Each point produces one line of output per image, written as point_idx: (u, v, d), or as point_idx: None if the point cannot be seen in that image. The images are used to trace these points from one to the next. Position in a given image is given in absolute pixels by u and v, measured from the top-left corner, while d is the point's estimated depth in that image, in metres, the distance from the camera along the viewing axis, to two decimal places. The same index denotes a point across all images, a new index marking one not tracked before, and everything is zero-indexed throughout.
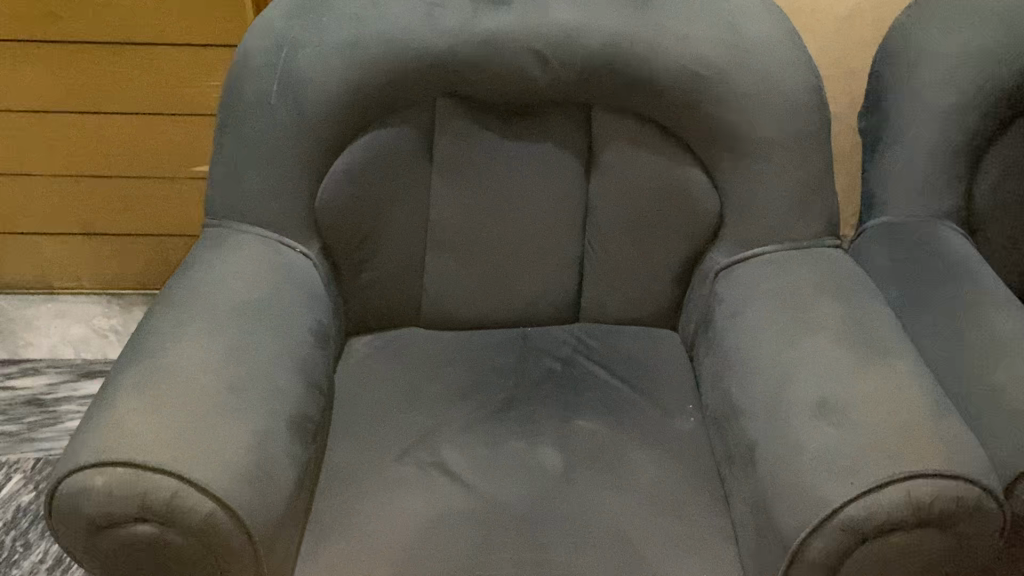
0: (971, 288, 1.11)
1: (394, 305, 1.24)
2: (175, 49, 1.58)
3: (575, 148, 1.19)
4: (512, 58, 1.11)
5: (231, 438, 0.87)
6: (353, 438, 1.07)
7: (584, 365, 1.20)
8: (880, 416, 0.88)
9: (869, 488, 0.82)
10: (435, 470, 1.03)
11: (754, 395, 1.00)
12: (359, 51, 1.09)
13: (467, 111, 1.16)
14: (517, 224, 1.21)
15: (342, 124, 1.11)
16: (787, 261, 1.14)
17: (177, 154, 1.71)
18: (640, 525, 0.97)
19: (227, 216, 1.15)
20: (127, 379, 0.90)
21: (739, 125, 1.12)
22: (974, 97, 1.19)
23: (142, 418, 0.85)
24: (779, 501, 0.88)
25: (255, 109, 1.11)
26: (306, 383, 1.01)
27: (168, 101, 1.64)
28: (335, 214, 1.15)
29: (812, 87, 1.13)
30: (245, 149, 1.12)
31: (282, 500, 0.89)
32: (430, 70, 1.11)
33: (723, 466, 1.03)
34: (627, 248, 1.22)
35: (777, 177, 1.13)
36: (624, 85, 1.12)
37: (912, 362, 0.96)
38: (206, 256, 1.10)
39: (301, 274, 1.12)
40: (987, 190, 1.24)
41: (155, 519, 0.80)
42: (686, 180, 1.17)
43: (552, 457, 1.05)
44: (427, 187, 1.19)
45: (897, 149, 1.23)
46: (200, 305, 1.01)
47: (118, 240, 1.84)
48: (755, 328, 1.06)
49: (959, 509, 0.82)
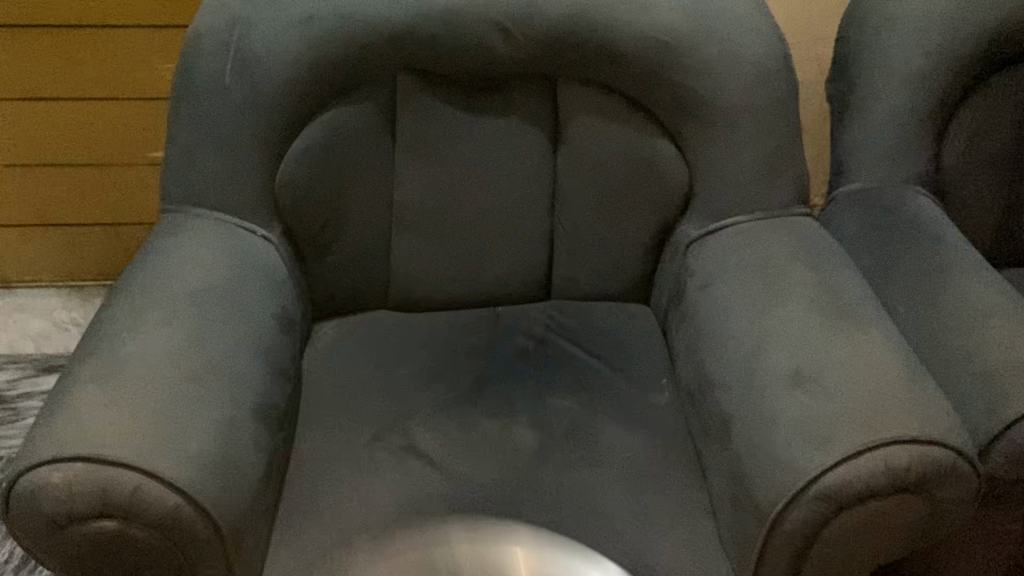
0: (942, 251, 1.10)
1: (361, 287, 1.21)
2: (123, 29, 1.54)
3: (541, 122, 1.17)
4: (474, 30, 1.09)
5: (195, 429, 0.84)
6: (322, 426, 1.05)
7: (556, 343, 1.18)
8: (855, 383, 0.88)
9: (846, 455, 0.81)
10: (408, 455, 1.01)
11: (727, 365, 0.99)
12: (314, 27, 1.06)
13: (428, 86, 1.14)
14: (483, 201, 1.18)
15: (301, 101, 1.08)
16: (758, 229, 1.12)
17: (131, 139, 1.66)
18: (616, 502, 0.95)
19: (183, 202, 1.11)
20: (84, 371, 0.87)
21: (704, 92, 1.10)
22: (938, 58, 1.18)
23: (98, 411, 0.82)
24: (756, 472, 0.87)
25: (208, 88, 1.07)
26: (271, 369, 0.99)
27: (119, 84, 1.60)
28: (296, 197, 1.12)
29: (777, 51, 1.11)
30: (200, 130, 1.08)
31: (249, 490, 0.86)
32: (390, 45, 1.08)
33: (699, 439, 1.03)
34: (596, 223, 1.20)
35: (747, 146, 1.12)
36: (588, 55, 1.10)
37: (886, 328, 0.96)
38: (160, 243, 1.06)
39: (260, 258, 1.08)
40: (956, 155, 1.24)
41: (119, 514, 0.78)
42: (654, 152, 1.15)
43: (526, 437, 1.03)
44: (389, 166, 1.16)
45: (863, 113, 1.22)
46: (159, 293, 0.98)
47: (77, 231, 1.78)
48: (727, 299, 1.05)
49: (933, 473, 0.81)
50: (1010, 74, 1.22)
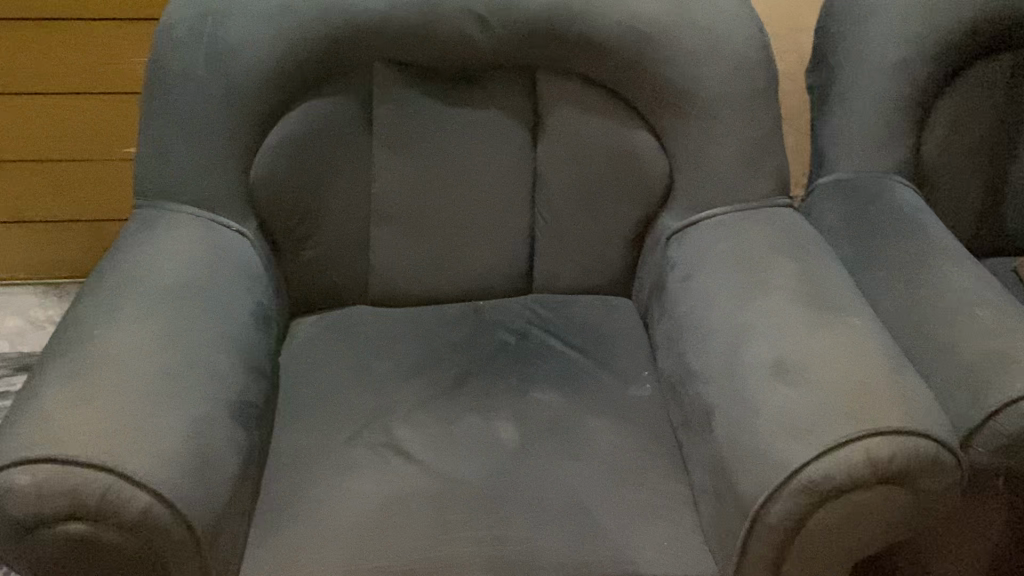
0: (924, 242, 1.10)
1: (340, 283, 1.19)
2: (95, 23, 1.51)
3: (520, 114, 1.15)
4: (451, 21, 1.07)
5: (168, 428, 0.82)
6: (300, 423, 1.03)
7: (538, 337, 1.17)
8: (837, 373, 0.87)
9: (827, 447, 0.81)
10: (387, 451, 0.99)
11: (708, 357, 0.98)
12: (288, 17, 1.04)
13: (405, 78, 1.12)
14: (462, 195, 1.17)
15: (276, 94, 1.06)
16: (740, 220, 1.11)
17: (104, 135, 1.64)
18: (599, 496, 0.95)
19: (156, 196, 1.09)
20: (55, 371, 0.85)
21: (684, 82, 1.09)
22: (918, 48, 1.18)
23: (69, 411, 0.80)
24: (739, 465, 0.86)
25: (181, 80, 1.05)
26: (247, 366, 0.97)
27: (92, 78, 1.57)
28: (271, 191, 1.10)
29: (757, 40, 1.10)
30: (172, 123, 1.06)
31: (224, 490, 0.85)
32: (367, 36, 1.07)
33: (681, 432, 1.02)
34: (576, 215, 1.19)
35: (728, 136, 1.11)
36: (568, 45, 1.09)
37: (867, 319, 0.95)
38: (133, 238, 1.04)
39: (236, 253, 1.07)
40: (937, 144, 1.24)
41: (88, 516, 0.76)
42: (634, 143, 1.14)
43: (507, 432, 1.02)
44: (367, 159, 1.14)
45: (843, 103, 1.21)
46: (131, 290, 0.96)
47: (50, 227, 1.75)
48: (709, 291, 1.04)
49: (915, 465, 0.81)
50: (992, 62, 1.22)
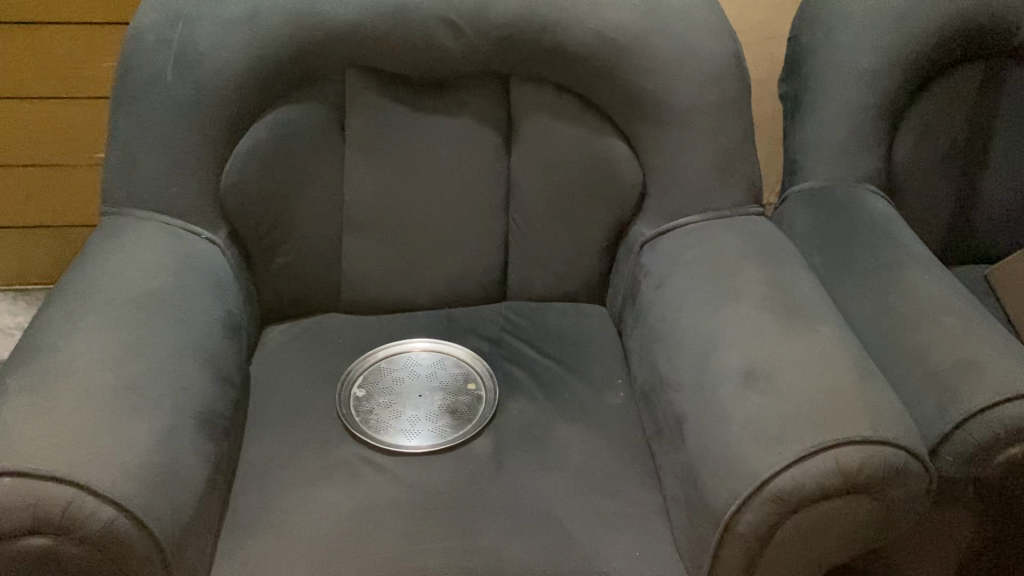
0: (894, 250, 1.11)
1: (312, 289, 1.19)
2: (60, 27, 1.49)
3: (493, 122, 1.15)
4: (423, 28, 1.06)
5: (132, 440, 0.81)
6: (270, 432, 1.02)
7: (511, 345, 1.17)
8: (807, 382, 0.87)
9: (797, 457, 0.81)
10: (358, 461, 0.98)
11: (680, 366, 0.98)
12: (257, 23, 1.03)
13: (378, 85, 1.11)
14: (434, 202, 1.17)
15: (246, 101, 1.05)
16: (711, 229, 1.12)
17: (70, 139, 1.62)
18: (570, 506, 0.94)
19: (123, 203, 1.07)
20: (16, 381, 0.84)
21: (657, 91, 1.09)
22: (889, 58, 1.18)
23: (30, 422, 0.79)
24: (709, 473, 0.86)
25: (148, 86, 1.04)
26: (215, 375, 0.96)
27: (58, 82, 1.55)
28: (242, 198, 1.09)
29: (730, 49, 1.11)
30: (140, 129, 1.05)
31: (190, 502, 0.84)
32: (339, 43, 1.06)
33: (653, 440, 1.02)
34: (550, 222, 1.19)
35: (700, 144, 1.11)
36: (541, 53, 1.09)
37: (837, 327, 0.96)
38: (99, 246, 1.02)
39: (205, 261, 1.06)
40: (907, 153, 1.25)
41: (49, 531, 0.74)
42: (607, 151, 1.14)
43: (479, 441, 1.02)
44: (339, 165, 1.13)
45: (815, 113, 1.22)
46: (97, 298, 0.94)
47: (17, 233, 1.73)
48: (681, 299, 1.04)
49: (885, 474, 0.81)
50: (961, 72, 1.23)
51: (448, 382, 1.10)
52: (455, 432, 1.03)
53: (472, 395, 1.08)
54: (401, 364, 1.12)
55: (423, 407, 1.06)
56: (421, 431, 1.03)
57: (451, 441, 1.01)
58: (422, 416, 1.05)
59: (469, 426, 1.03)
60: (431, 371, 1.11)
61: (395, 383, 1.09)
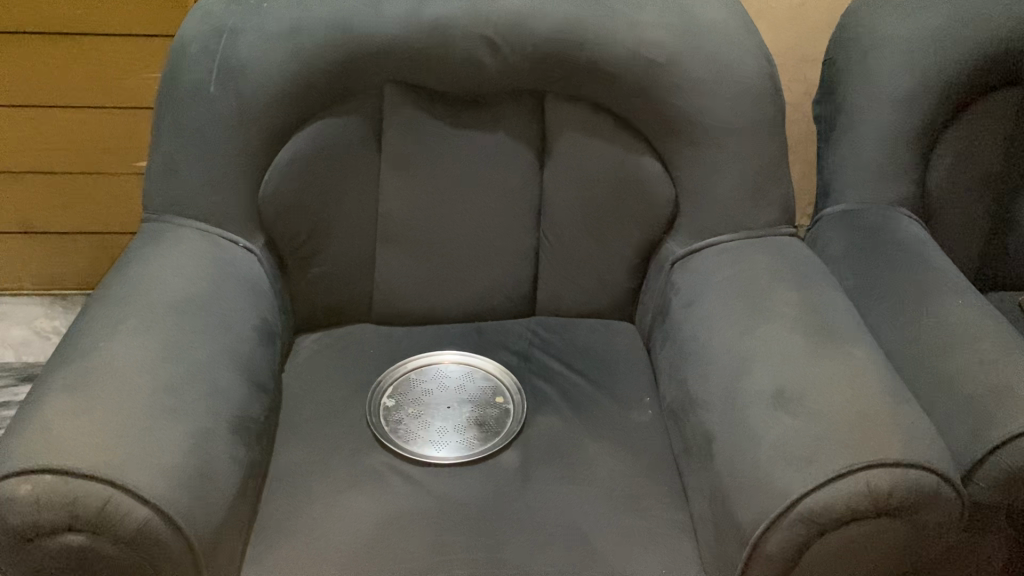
0: (927, 275, 1.10)
1: (345, 299, 1.20)
2: (106, 38, 1.52)
3: (527, 139, 1.16)
4: (462, 45, 1.08)
5: (168, 442, 0.83)
6: (300, 439, 1.03)
7: (540, 361, 1.18)
8: (838, 404, 0.87)
9: (827, 478, 0.81)
10: (387, 471, 0.99)
11: (711, 385, 0.98)
12: (300, 37, 1.05)
13: (416, 100, 1.13)
14: (467, 215, 1.18)
15: (286, 113, 1.07)
16: (742, 249, 1.12)
17: (114, 148, 1.65)
18: (597, 522, 0.94)
19: (165, 210, 1.10)
20: (58, 380, 0.86)
21: (692, 110, 1.09)
22: (925, 83, 1.18)
23: (70, 421, 0.81)
24: (738, 492, 0.86)
25: (192, 96, 1.06)
26: (249, 381, 0.98)
27: (102, 92, 1.58)
28: (279, 208, 1.11)
29: (765, 70, 1.11)
30: (183, 138, 1.07)
31: (222, 506, 0.85)
32: (378, 58, 1.08)
33: (681, 458, 1.01)
34: (581, 239, 1.20)
35: (734, 165, 1.11)
36: (577, 71, 1.10)
37: (870, 350, 0.95)
38: (140, 252, 1.05)
39: (242, 269, 1.07)
40: (942, 177, 1.24)
41: (86, 529, 0.76)
42: (640, 170, 1.15)
43: (507, 455, 1.02)
44: (375, 179, 1.15)
45: (849, 135, 1.22)
46: (137, 302, 0.96)
47: (60, 238, 1.77)
48: (712, 318, 1.04)
49: (915, 498, 0.81)
50: (1001, 97, 1.22)
51: (477, 396, 1.10)
52: (483, 444, 1.03)
53: (500, 408, 1.09)
54: (431, 376, 1.13)
55: (451, 418, 1.07)
56: (449, 442, 1.03)
57: (479, 454, 1.01)
58: (451, 427, 1.06)
59: (497, 438, 1.04)
60: (460, 384, 1.12)
61: (425, 395, 1.10)
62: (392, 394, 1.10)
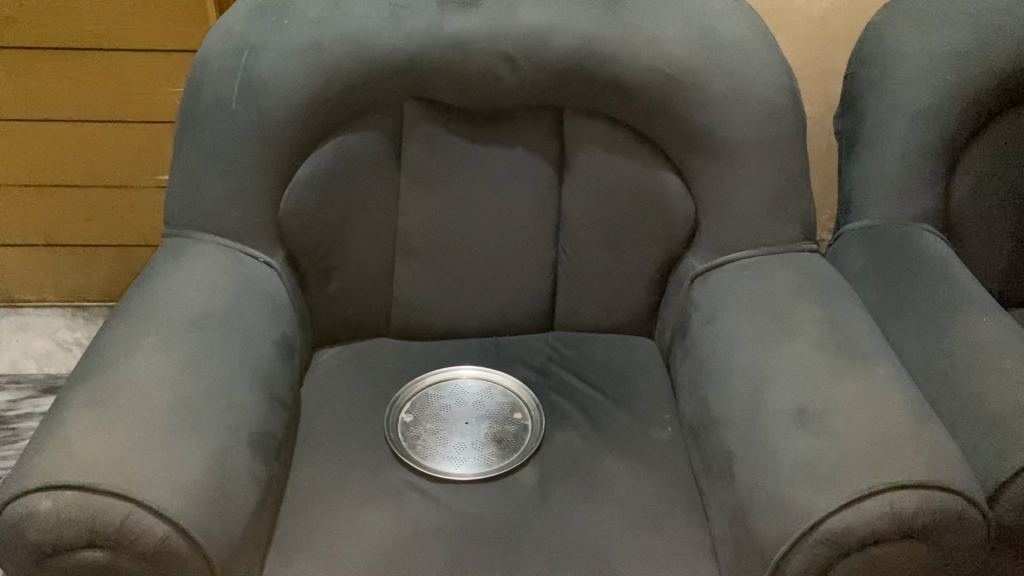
0: (951, 291, 1.09)
1: (364, 314, 1.21)
2: (129, 54, 1.54)
3: (546, 154, 1.16)
4: (481, 61, 1.08)
5: (187, 457, 0.83)
6: (319, 454, 1.04)
7: (558, 376, 1.17)
8: (861, 423, 0.86)
9: (850, 499, 0.80)
10: (405, 487, 0.99)
11: (731, 402, 0.97)
12: (320, 53, 1.05)
13: (435, 115, 1.13)
14: (486, 230, 1.18)
15: (307, 129, 1.07)
16: (763, 265, 1.11)
17: (137, 161, 1.67)
18: (616, 540, 0.93)
19: (185, 225, 1.10)
20: (79, 395, 0.86)
21: (712, 126, 1.09)
22: (949, 97, 1.17)
23: (91, 436, 0.81)
24: (759, 512, 0.85)
25: (213, 112, 1.07)
26: (268, 397, 0.98)
27: (125, 107, 1.60)
28: (299, 223, 1.11)
29: (786, 85, 1.11)
30: (204, 154, 1.08)
31: (241, 521, 0.85)
32: (397, 75, 1.08)
33: (700, 476, 1.01)
34: (600, 254, 1.19)
35: (754, 180, 1.10)
36: (596, 87, 1.10)
37: (892, 368, 0.94)
38: (161, 267, 1.05)
39: (263, 283, 1.08)
40: (965, 193, 1.23)
41: (106, 545, 0.76)
42: (660, 185, 1.14)
43: (525, 472, 1.02)
44: (394, 194, 1.16)
45: (870, 150, 1.21)
46: (158, 317, 0.97)
47: (83, 251, 1.79)
48: (732, 335, 1.04)
49: (941, 520, 0.79)
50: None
51: (495, 412, 1.10)
52: (502, 461, 1.03)
53: (518, 425, 1.08)
54: (449, 392, 1.13)
55: (469, 434, 1.07)
56: (468, 458, 1.03)
57: (497, 470, 1.01)
58: (469, 443, 1.05)
59: (516, 455, 1.04)
60: (478, 399, 1.12)
61: (443, 411, 1.10)
62: (410, 410, 1.10)
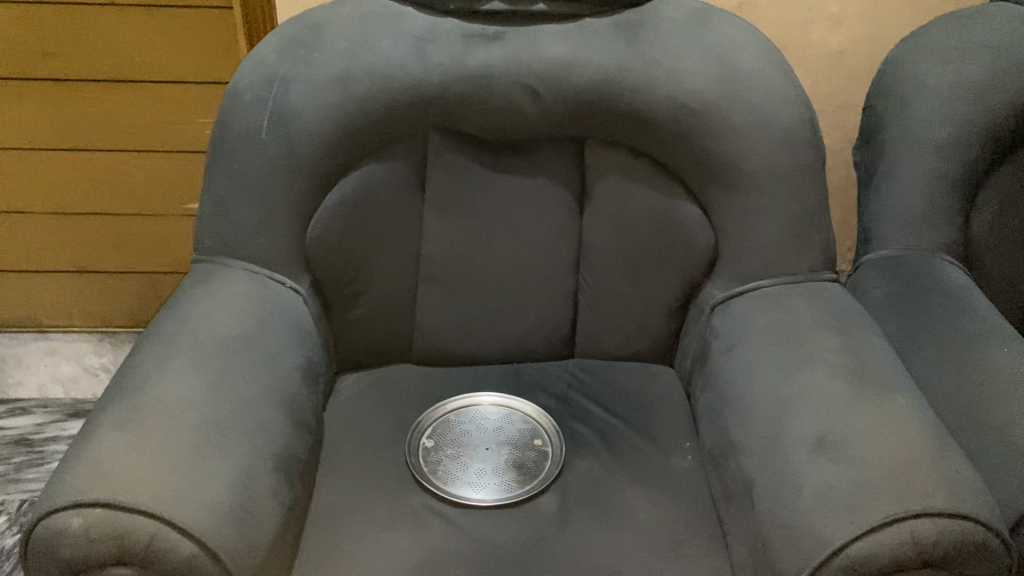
0: (971, 321, 1.09)
1: (386, 339, 1.23)
2: (162, 84, 1.58)
3: (567, 184, 1.18)
4: (503, 93, 1.10)
5: (213, 477, 0.85)
6: (342, 476, 1.05)
7: (579, 403, 1.18)
8: (881, 452, 0.86)
9: (871, 527, 0.80)
10: (426, 512, 1.00)
11: (752, 429, 0.98)
12: (347, 85, 1.08)
13: (459, 146, 1.16)
14: (507, 259, 1.20)
15: (333, 159, 1.10)
16: (782, 295, 1.12)
17: (167, 190, 1.71)
18: (637, 567, 0.94)
19: (215, 251, 1.13)
20: (109, 416, 0.88)
21: (732, 157, 1.10)
22: (967, 130, 1.18)
23: (122, 456, 0.83)
24: (780, 539, 0.86)
25: (244, 142, 1.10)
26: (293, 419, 0.99)
27: (156, 136, 1.64)
28: (325, 250, 1.14)
29: (804, 116, 1.12)
30: (234, 182, 1.10)
31: (265, 541, 0.86)
32: (422, 106, 1.11)
33: (721, 503, 1.01)
34: (620, 282, 1.21)
35: (773, 210, 1.12)
36: (617, 118, 1.12)
37: (912, 397, 0.94)
38: (190, 291, 1.08)
39: (289, 308, 1.10)
40: (985, 224, 1.23)
41: (134, 562, 0.78)
42: (679, 215, 1.16)
43: (545, 498, 1.02)
44: (418, 222, 1.18)
45: (889, 181, 1.22)
46: (187, 340, 0.99)
47: (112, 277, 1.82)
48: (752, 363, 1.04)
49: (962, 549, 0.79)
50: None
51: (515, 438, 1.11)
52: (522, 487, 1.04)
53: (538, 451, 1.09)
54: (470, 418, 1.14)
55: (490, 460, 1.08)
56: (487, 483, 1.04)
57: (518, 496, 1.02)
58: (489, 469, 1.06)
59: (536, 481, 1.04)
60: (499, 425, 1.13)
61: (464, 436, 1.11)
62: (431, 434, 1.11)
